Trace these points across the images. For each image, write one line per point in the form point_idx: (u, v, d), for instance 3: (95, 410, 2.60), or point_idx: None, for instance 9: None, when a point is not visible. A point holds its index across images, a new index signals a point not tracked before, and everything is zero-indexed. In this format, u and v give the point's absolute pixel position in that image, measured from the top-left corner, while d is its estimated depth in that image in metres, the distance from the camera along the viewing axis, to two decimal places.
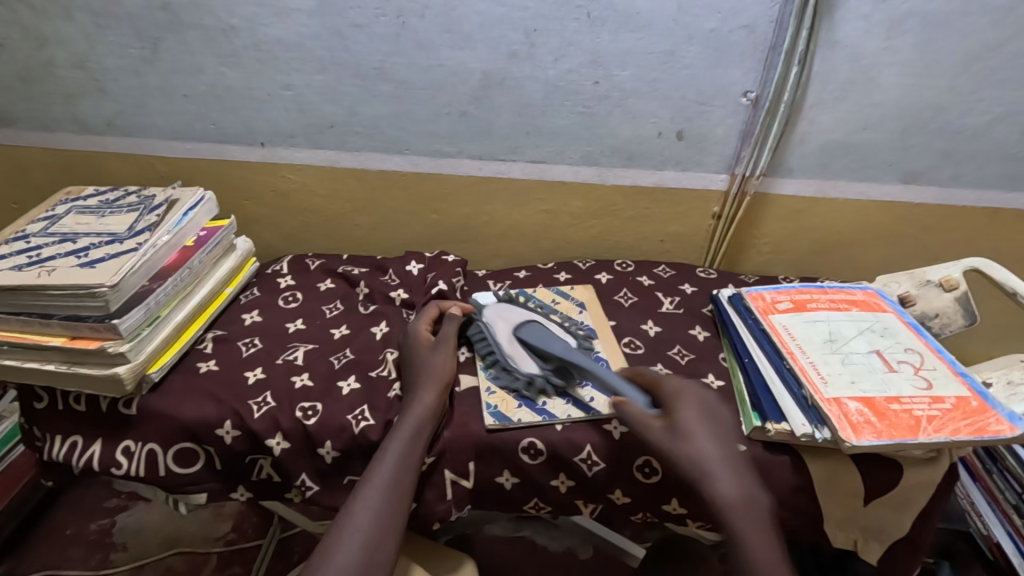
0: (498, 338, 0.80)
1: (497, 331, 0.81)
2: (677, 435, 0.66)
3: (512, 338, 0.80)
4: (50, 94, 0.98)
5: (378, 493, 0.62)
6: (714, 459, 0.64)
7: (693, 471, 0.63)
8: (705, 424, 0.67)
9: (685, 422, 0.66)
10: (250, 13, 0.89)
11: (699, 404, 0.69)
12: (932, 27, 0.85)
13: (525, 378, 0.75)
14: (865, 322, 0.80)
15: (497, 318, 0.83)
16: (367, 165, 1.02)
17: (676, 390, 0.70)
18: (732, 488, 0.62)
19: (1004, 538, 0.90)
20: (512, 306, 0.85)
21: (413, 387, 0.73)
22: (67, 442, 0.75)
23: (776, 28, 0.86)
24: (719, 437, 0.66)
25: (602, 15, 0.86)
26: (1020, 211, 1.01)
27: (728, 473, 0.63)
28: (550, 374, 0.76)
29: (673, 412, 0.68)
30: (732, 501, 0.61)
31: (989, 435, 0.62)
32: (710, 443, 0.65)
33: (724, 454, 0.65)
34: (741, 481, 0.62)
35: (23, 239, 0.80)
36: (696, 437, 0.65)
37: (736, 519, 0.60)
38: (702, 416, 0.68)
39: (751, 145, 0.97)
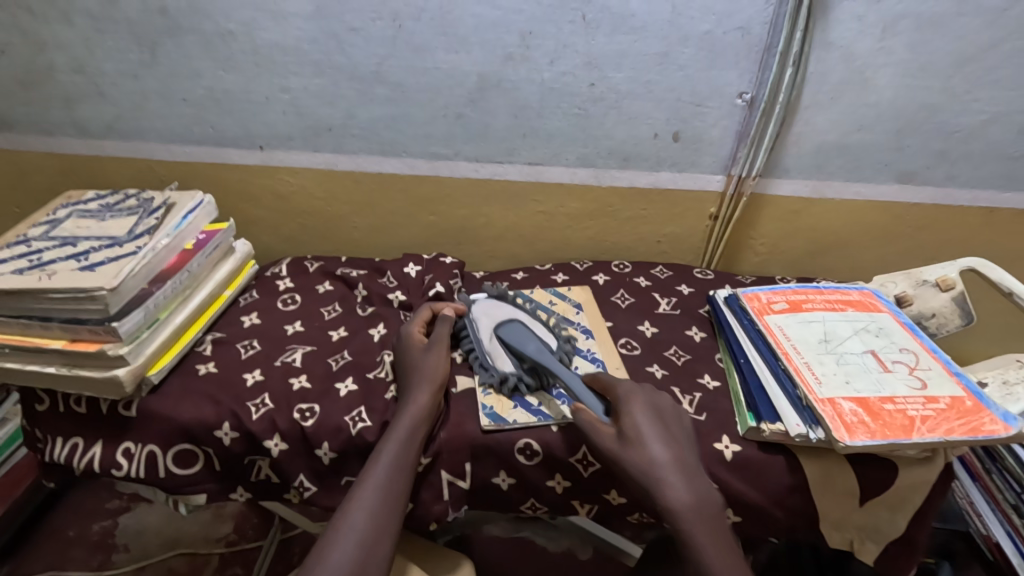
0: (479, 336, 0.81)
1: (481, 328, 0.82)
2: (628, 442, 0.65)
3: (494, 335, 0.80)
4: (50, 98, 0.99)
5: (372, 494, 0.63)
6: (665, 464, 0.63)
7: (643, 479, 0.62)
8: (656, 428, 0.66)
9: (634, 428, 0.65)
10: (247, 18, 0.90)
11: (650, 407, 0.68)
12: (926, 27, 0.85)
13: (499, 377, 0.75)
14: (861, 322, 0.80)
15: (483, 314, 0.83)
16: (365, 167, 1.03)
17: (627, 394, 0.70)
18: (684, 495, 0.61)
19: (1004, 538, 0.90)
20: (500, 304, 0.86)
21: (408, 387, 0.73)
22: (69, 443, 0.76)
23: (770, 29, 0.86)
24: (670, 441, 0.65)
25: (597, 17, 0.87)
26: (1017, 210, 1.01)
27: (678, 480, 0.62)
28: (526, 373, 0.76)
29: (625, 417, 0.67)
30: (682, 508, 0.61)
31: (982, 435, 0.62)
32: (662, 450, 0.64)
33: (674, 460, 0.64)
34: (691, 487, 0.62)
35: (24, 243, 0.81)
36: (649, 444, 0.64)
37: (690, 526, 0.60)
38: (654, 420, 0.67)
39: (747, 146, 0.97)
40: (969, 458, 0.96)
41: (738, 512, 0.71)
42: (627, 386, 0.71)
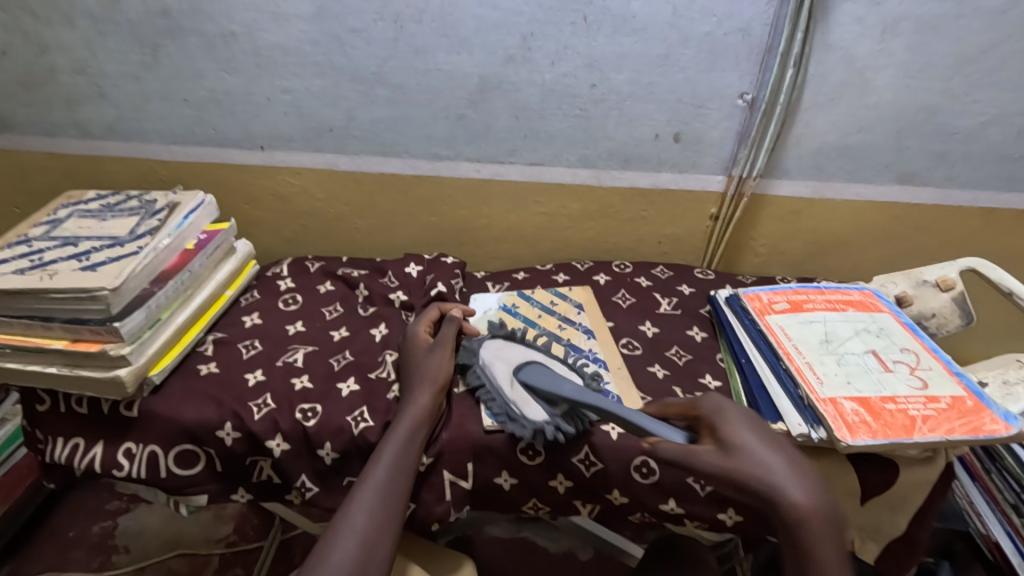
0: (498, 382, 0.74)
1: (497, 372, 0.75)
2: (733, 451, 0.60)
3: (515, 380, 0.74)
4: (51, 99, 0.99)
5: (372, 495, 0.63)
6: (775, 467, 0.58)
7: (758, 488, 0.57)
8: (759, 436, 0.61)
9: (736, 437, 0.61)
10: (249, 19, 0.90)
11: (746, 417, 0.64)
12: (925, 30, 0.86)
13: (532, 429, 0.69)
14: (862, 322, 0.80)
15: (497, 357, 0.77)
16: (366, 168, 1.03)
17: (718, 406, 0.65)
18: (804, 498, 0.56)
19: (1004, 538, 0.90)
20: (511, 342, 0.80)
21: (409, 388, 0.73)
22: (69, 444, 0.75)
23: (771, 30, 0.87)
24: (778, 447, 0.60)
25: (598, 19, 0.87)
26: (1017, 211, 1.01)
27: (797, 484, 0.57)
28: (560, 421, 0.70)
29: (721, 427, 0.62)
30: (804, 514, 0.55)
31: (983, 435, 0.63)
32: (770, 455, 0.59)
33: (789, 466, 0.58)
34: (813, 491, 0.56)
35: (25, 243, 0.81)
36: (755, 451, 0.59)
37: (814, 534, 0.54)
38: (753, 429, 0.62)
39: (748, 147, 0.97)
40: (969, 458, 0.96)
41: (739, 512, 0.71)
42: (716, 399, 0.66)
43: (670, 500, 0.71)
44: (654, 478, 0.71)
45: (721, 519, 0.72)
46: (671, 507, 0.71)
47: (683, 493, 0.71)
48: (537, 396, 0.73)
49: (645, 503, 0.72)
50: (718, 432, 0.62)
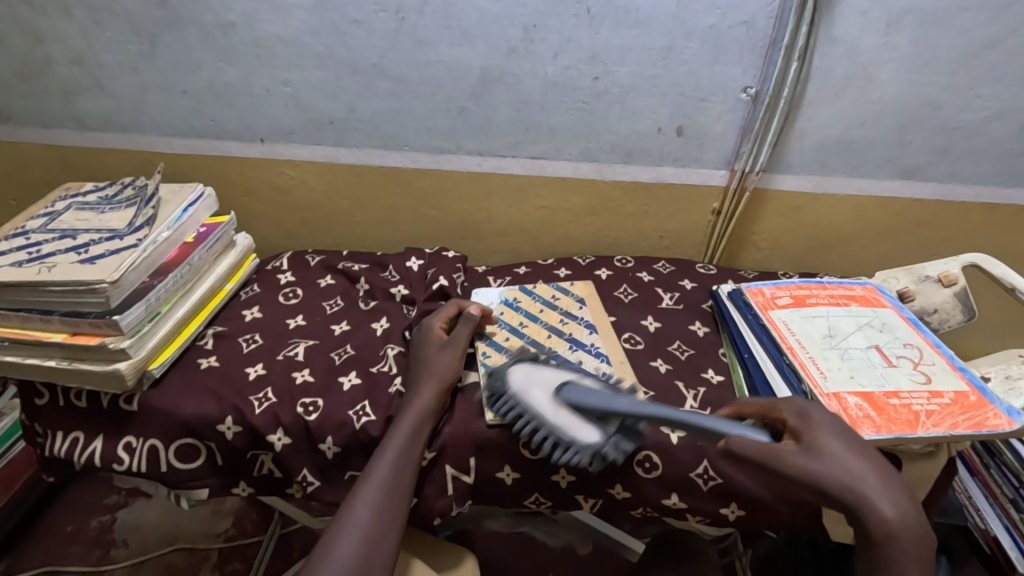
0: (540, 408, 0.70)
1: (534, 401, 0.71)
2: (820, 456, 0.57)
3: (555, 403, 0.71)
4: (49, 90, 0.98)
5: (376, 491, 0.62)
6: (872, 479, 0.56)
7: (846, 496, 0.55)
8: (847, 444, 0.59)
9: (824, 443, 0.58)
10: (248, 9, 0.89)
11: (834, 422, 0.61)
12: (929, 23, 0.85)
13: (592, 452, 0.66)
14: (864, 317, 0.80)
15: (526, 385, 0.73)
16: (367, 161, 1.02)
17: (802, 411, 0.63)
18: (896, 514, 0.54)
19: (1002, 532, 0.90)
20: (536, 364, 0.76)
21: (415, 383, 0.73)
22: (68, 438, 0.75)
23: (775, 23, 0.86)
24: (867, 457, 0.58)
25: (602, 11, 0.86)
26: (1019, 206, 1.01)
27: (888, 499, 0.55)
28: (617, 439, 0.68)
29: (806, 431, 0.60)
30: (893, 530, 0.53)
31: (987, 429, 0.63)
32: (861, 464, 0.56)
33: (880, 477, 0.56)
34: (903, 506, 0.54)
35: (23, 236, 0.80)
36: (841, 459, 0.57)
37: (900, 552, 0.53)
38: (839, 435, 0.59)
39: (750, 141, 0.97)
40: (969, 453, 0.96)
41: (742, 507, 0.71)
42: (800, 403, 0.64)
43: (672, 495, 0.71)
44: (656, 472, 0.71)
45: (724, 514, 0.72)
46: (673, 502, 0.71)
47: (685, 488, 0.71)
48: (582, 415, 0.70)
49: (648, 498, 0.71)
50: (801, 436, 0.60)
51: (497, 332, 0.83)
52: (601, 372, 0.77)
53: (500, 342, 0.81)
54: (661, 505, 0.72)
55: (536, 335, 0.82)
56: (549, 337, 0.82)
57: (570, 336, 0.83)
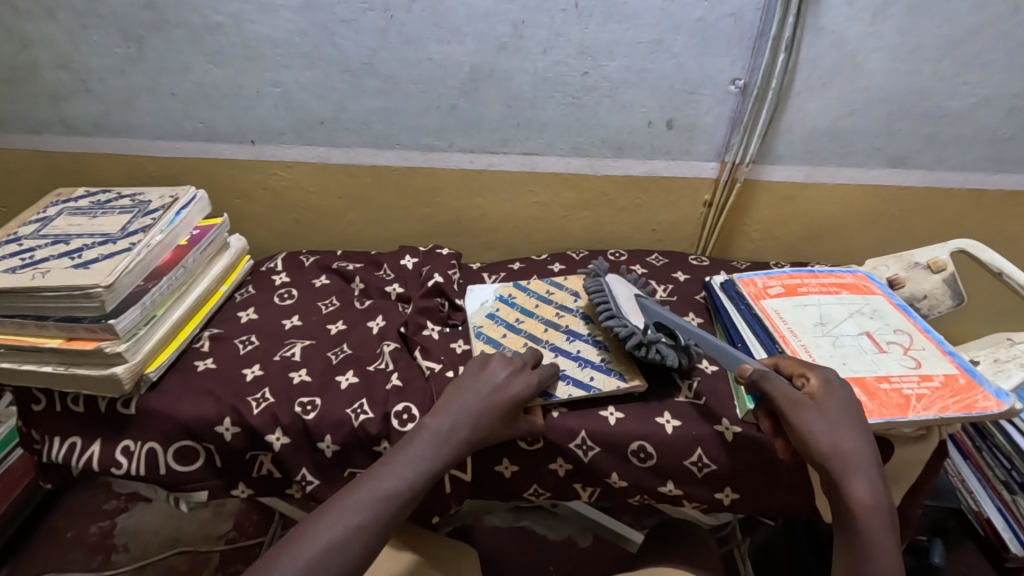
0: (618, 297, 0.80)
1: (616, 290, 0.82)
2: (823, 421, 0.61)
3: (630, 301, 0.81)
4: (36, 95, 0.98)
5: (372, 505, 0.56)
6: (861, 458, 0.59)
7: (833, 461, 0.59)
8: (853, 420, 0.62)
9: (831, 412, 0.62)
10: (235, 10, 0.89)
11: (850, 399, 0.63)
12: (914, 13, 0.86)
13: (635, 330, 0.74)
14: (855, 304, 0.81)
15: (618, 281, 0.84)
16: (360, 161, 1.02)
17: (827, 379, 0.65)
18: (870, 494, 0.57)
19: (995, 514, 0.93)
20: (632, 285, 0.86)
21: (464, 408, 0.65)
22: (66, 443, 0.75)
23: (762, 15, 0.87)
24: (865, 434, 0.61)
25: (590, 6, 0.87)
26: (1005, 192, 1.02)
27: (869, 478, 0.58)
28: (662, 346, 0.74)
29: (822, 397, 0.63)
30: (866, 504, 0.57)
31: (977, 411, 0.63)
32: (857, 440, 0.60)
33: (870, 455, 0.60)
34: (879, 487, 0.58)
35: (15, 242, 0.80)
36: (841, 429, 0.61)
37: (872, 525, 0.56)
38: (849, 411, 0.62)
39: (740, 133, 0.97)
40: (961, 437, 0.98)
41: (736, 491, 0.73)
42: (828, 370, 0.66)
43: (668, 482, 0.72)
44: (652, 462, 0.71)
45: (719, 499, 0.73)
46: (669, 489, 0.72)
47: (681, 476, 0.72)
48: (645, 316, 0.79)
49: (643, 486, 0.72)
50: (815, 400, 0.63)
51: (494, 330, 0.82)
52: (600, 359, 0.77)
53: (499, 340, 0.80)
54: (658, 492, 0.73)
55: (533, 330, 0.82)
56: (546, 330, 0.82)
57: (567, 328, 0.82)
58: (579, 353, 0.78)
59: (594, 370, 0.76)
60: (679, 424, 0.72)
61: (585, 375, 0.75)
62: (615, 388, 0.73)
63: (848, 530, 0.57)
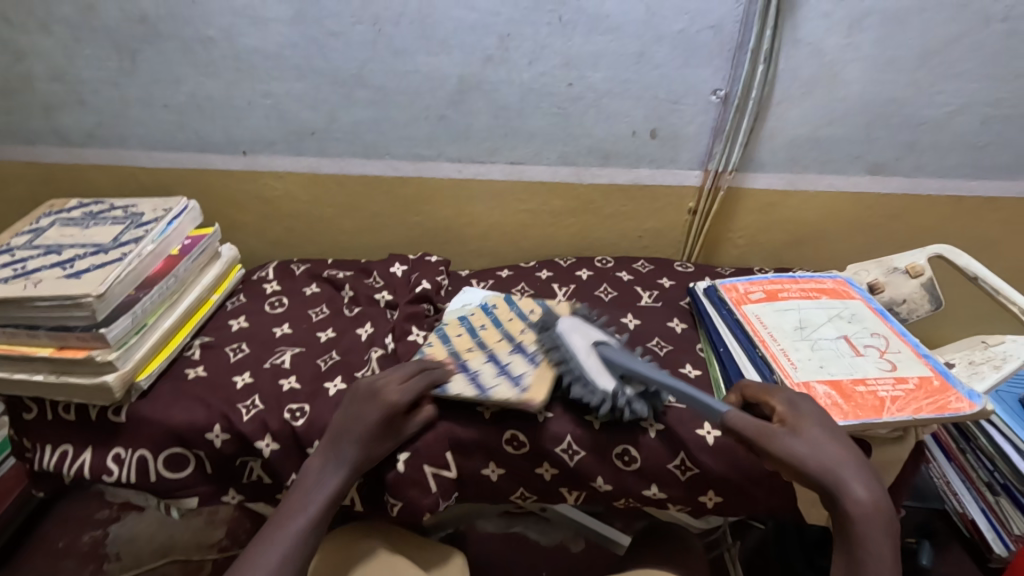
0: (575, 352, 0.76)
1: (571, 342, 0.77)
2: (802, 441, 0.62)
3: (589, 351, 0.77)
4: (29, 107, 0.99)
5: (284, 543, 0.63)
6: (848, 466, 0.60)
7: (825, 477, 0.59)
8: (828, 432, 0.63)
9: (807, 429, 0.63)
10: (227, 24, 0.91)
11: (816, 411, 0.65)
12: (889, 25, 0.88)
13: (606, 396, 0.71)
14: (834, 309, 0.82)
15: (572, 329, 0.80)
16: (350, 170, 1.04)
17: (790, 400, 0.66)
18: (867, 497, 0.58)
19: (979, 515, 0.93)
20: (586, 322, 0.82)
21: (345, 438, 0.69)
22: (58, 451, 0.76)
23: (742, 27, 0.89)
24: (846, 442, 0.62)
25: (574, 18, 0.89)
26: (983, 198, 1.04)
27: (861, 484, 0.59)
28: (633, 398, 0.71)
29: (792, 416, 0.64)
30: (868, 510, 0.58)
31: (950, 412, 0.65)
32: (841, 449, 0.61)
33: (858, 461, 0.61)
34: (876, 489, 0.59)
35: (8, 253, 0.81)
36: (821, 443, 0.61)
37: (875, 530, 0.57)
38: (821, 423, 0.63)
39: (723, 141, 0.99)
40: (945, 438, 0.99)
41: (719, 493, 0.74)
42: (790, 393, 0.67)
43: (653, 485, 0.73)
44: (637, 465, 0.73)
45: (702, 501, 0.74)
46: (654, 493, 0.74)
47: (665, 479, 0.73)
48: (610, 369, 0.75)
49: (628, 490, 0.74)
50: (786, 422, 0.64)
51: (455, 329, 0.83)
52: (519, 371, 0.74)
53: (451, 338, 0.81)
54: (643, 495, 0.74)
55: (488, 338, 0.81)
56: (498, 341, 0.80)
57: (519, 343, 0.79)
58: (507, 364, 0.76)
59: (503, 376, 0.74)
60: (664, 429, 0.73)
61: (488, 380, 0.73)
62: (507, 399, 0.71)
63: (851, 540, 0.58)
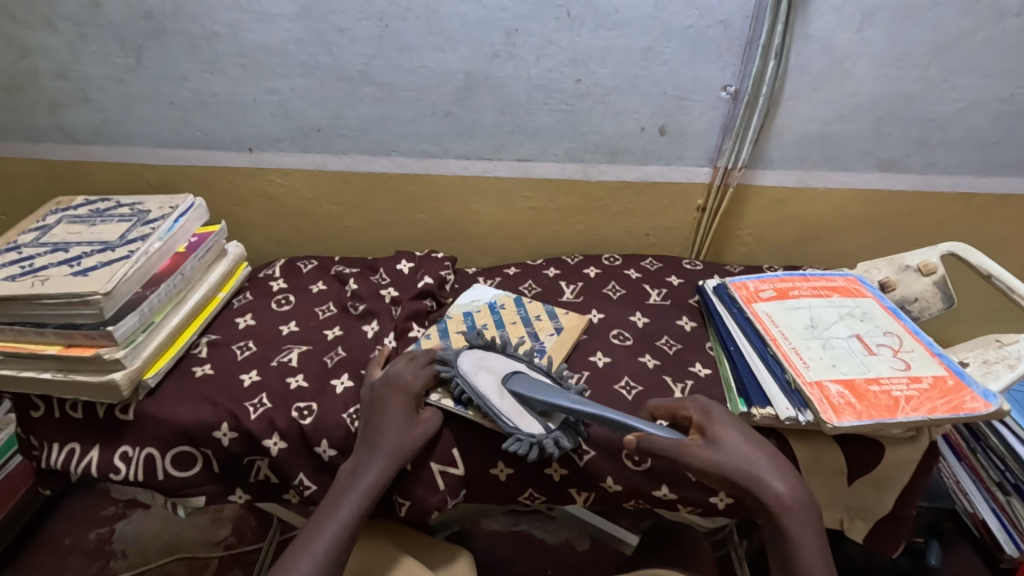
0: (487, 394, 0.71)
1: (481, 385, 0.71)
2: (718, 447, 0.63)
3: (500, 390, 0.71)
4: (35, 105, 0.99)
5: (324, 543, 0.61)
6: (763, 463, 0.62)
7: (745, 478, 0.62)
8: (744, 435, 0.65)
9: (721, 435, 0.64)
10: (233, 20, 0.90)
11: (728, 417, 0.67)
12: (900, 20, 0.87)
13: (530, 442, 0.68)
14: (846, 307, 0.82)
15: (475, 366, 0.74)
16: (356, 167, 1.03)
17: (705, 409, 0.68)
18: (785, 491, 0.61)
19: (989, 515, 0.92)
20: (491, 353, 0.77)
21: (374, 440, 0.68)
22: (65, 449, 0.76)
23: (752, 22, 0.88)
24: (757, 442, 0.65)
25: (582, 14, 0.88)
26: (995, 195, 1.03)
27: (777, 479, 0.61)
28: (558, 434, 0.69)
29: (709, 425, 0.66)
30: (786, 504, 0.60)
31: (965, 412, 0.64)
32: (754, 451, 0.63)
33: (771, 457, 0.63)
34: (790, 481, 0.62)
35: (15, 250, 0.81)
36: (734, 446, 0.63)
37: (797, 521, 0.60)
38: (734, 427, 0.66)
39: (732, 138, 0.98)
40: (954, 438, 0.99)
41: (730, 494, 0.73)
42: (701, 402, 0.69)
43: (662, 486, 0.73)
44: (646, 465, 0.73)
45: (713, 502, 0.73)
46: (663, 493, 0.73)
47: (675, 479, 0.72)
48: (528, 407, 0.70)
49: (638, 491, 0.73)
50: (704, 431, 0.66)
51: (455, 324, 0.85)
52: None
53: (450, 332, 0.84)
54: (653, 496, 0.74)
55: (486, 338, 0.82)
56: None
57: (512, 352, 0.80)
58: None
59: None
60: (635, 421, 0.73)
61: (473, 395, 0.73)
62: (484, 421, 0.71)
63: (777, 533, 0.60)
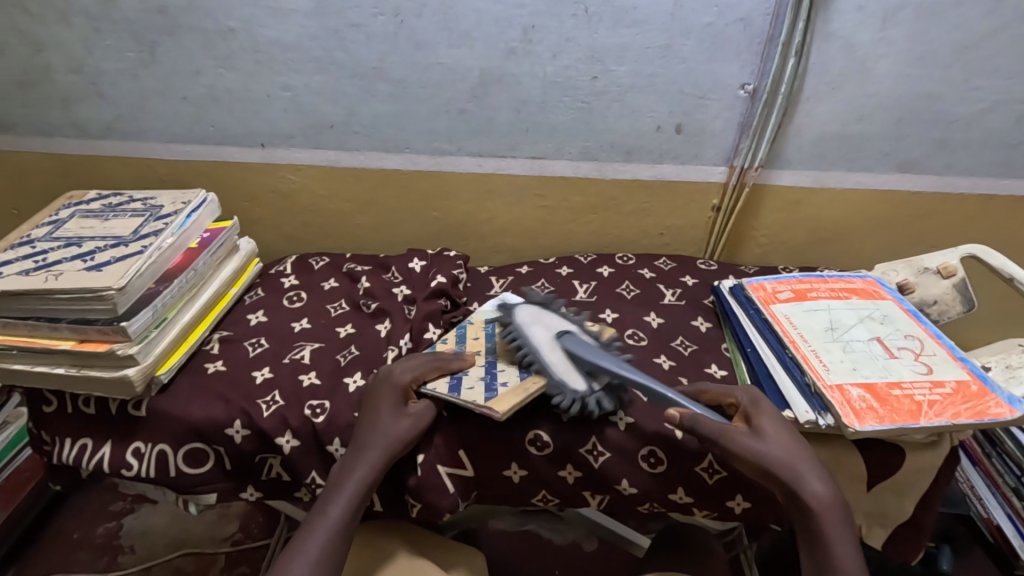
0: (539, 347, 0.72)
1: (534, 336, 0.73)
2: (762, 436, 0.64)
3: (551, 343, 0.73)
4: (48, 99, 0.99)
5: (319, 538, 0.61)
6: (802, 460, 0.62)
7: (784, 470, 0.62)
8: (787, 428, 0.65)
9: (764, 425, 0.64)
10: (247, 15, 0.90)
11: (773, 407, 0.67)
12: (923, 18, 0.86)
13: (576, 399, 0.69)
14: (865, 310, 0.80)
15: (534, 321, 0.75)
16: (369, 164, 1.03)
17: (755, 397, 0.68)
18: (822, 489, 0.61)
19: (1004, 521, 0.92)
20: (546, 310, 0.78)
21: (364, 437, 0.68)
22: (77, 444, 0.76)
23: (772, 20, 0.87)
24: (799, 437, 0.65)
25: (599, 11, 0.87)
26: (1015, 197, 1.02)
27: (817, 476, 0.61)
28: (600, 395, 0.70)
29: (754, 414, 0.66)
30: (825, 501, 0.60)
31: (989, 418, 0.63)
32: (795, 445, 0.63)
33: (810, 454, 0.63)
34: (829, 481, 0.62)
35: (29, 245, 0.80)
36: (776, 439, 0.63)
37: (831, 520, 0.60)
38: (777, 418, 0.66)
39: (749, 136, 0.97)
40: (969, 443, 0.97)
41: (747, 499, 0.72)
42: (754, 389, 0.69)
43: (678, 489, 0.72)
44: (661, 468, 0.72)
45: (730, 507, 0.73)
46: (679, 497, 0.72)
47: (691, 483, 0.72)
48: (577, 365, 0.71)
49: (653, 494, 0.72)
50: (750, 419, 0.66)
51: (474, 332, 0.82)
52: (501, 380, 0.71)
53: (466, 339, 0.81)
54: (669, 500, 0.73)
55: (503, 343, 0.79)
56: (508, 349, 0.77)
57: None
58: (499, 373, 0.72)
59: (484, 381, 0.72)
60: (632, 423, 0.72)
61: (467, 383, 0.72)
62: (471, 404, 0.68)
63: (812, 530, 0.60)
